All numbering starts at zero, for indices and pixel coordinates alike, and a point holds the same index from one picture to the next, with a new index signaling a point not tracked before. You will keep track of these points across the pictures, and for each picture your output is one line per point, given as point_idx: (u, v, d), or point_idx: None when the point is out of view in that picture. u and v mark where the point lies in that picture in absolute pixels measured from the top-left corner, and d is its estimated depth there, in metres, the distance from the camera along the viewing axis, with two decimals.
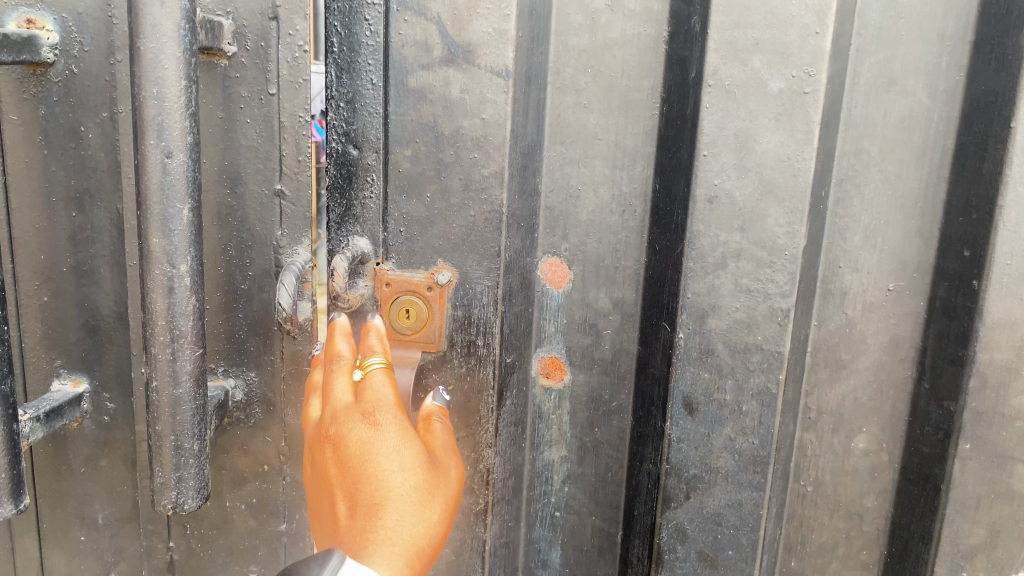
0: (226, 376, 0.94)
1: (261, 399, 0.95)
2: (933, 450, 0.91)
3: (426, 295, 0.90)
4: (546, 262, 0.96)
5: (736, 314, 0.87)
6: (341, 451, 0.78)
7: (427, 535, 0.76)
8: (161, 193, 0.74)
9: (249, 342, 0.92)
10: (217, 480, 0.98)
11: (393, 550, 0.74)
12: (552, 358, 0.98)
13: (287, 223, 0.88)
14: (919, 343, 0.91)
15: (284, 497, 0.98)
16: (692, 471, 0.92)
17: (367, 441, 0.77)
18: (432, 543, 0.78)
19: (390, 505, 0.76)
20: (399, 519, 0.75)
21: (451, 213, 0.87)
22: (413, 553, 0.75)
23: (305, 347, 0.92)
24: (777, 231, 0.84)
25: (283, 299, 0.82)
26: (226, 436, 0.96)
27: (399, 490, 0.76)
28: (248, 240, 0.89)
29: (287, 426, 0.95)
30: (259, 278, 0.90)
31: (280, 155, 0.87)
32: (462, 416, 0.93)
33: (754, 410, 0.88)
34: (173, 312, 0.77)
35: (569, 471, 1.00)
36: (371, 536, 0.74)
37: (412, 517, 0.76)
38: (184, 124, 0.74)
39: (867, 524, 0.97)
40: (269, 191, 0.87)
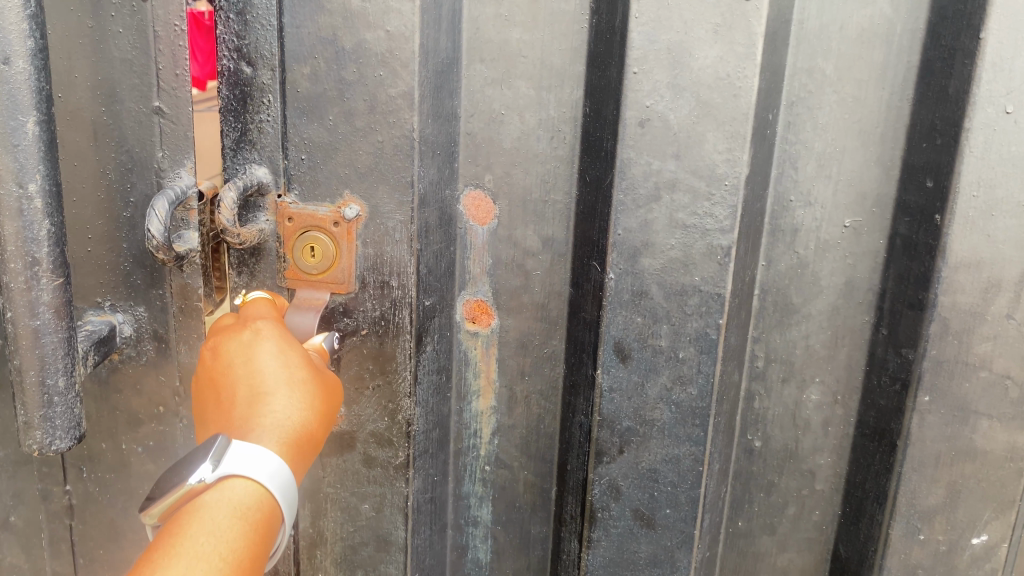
0: (114, 311, 0.84)
1: (154, 336, 0.85)
2: (889, 402, 0.83)
3: (331, 231, 0.82)
4: (468, 195, 0.86)
5: (671, 252, 0.79)
6: (223, 355, 0.77)
7: (310, 416, 0.74)
8: (2, 104, 0.63)
9: (137, 275, 0.83)
10: (111, 420, 0.88)
11: (277, 428, 0.71)
12: (477, 302, 0.89)
13: (167, 144, 0.80)
14: (877, 286, 0.82)
15: (184, 440, 0.88)
16: (625, 424, 0.85)
17: (245, 338, 0.76)
18: (317, 429, 0.75)
19: (273, 392, 0.74)
20: (282, 403, 0.73)
21: (358, 138, 0.79)
22: (296, 433, 0.72)
23: (196, 280, 0.83)
24: (716, 158, 0.76)
25: (152, 227, 0.73)
26: (117, 375, 0.86)
27: (276, 376, 0.74)
28: (129, 162, 0.80)
29: (184, 364, 0.86)
30: (143, 204, 0.81)
31: (157, 68, 0.78)
32: (377, 364, 0.86)
33: (691, 356, 0.81)
34: (26, 237, 0.67)
35: (499, 423, 0.92)
36: (253, 421, 0.72)
37: (295, 400, 0.74)
38: (24, 26, 0.63)
39: (819, 482, 0.90)
40: (147, 108, 0.79)
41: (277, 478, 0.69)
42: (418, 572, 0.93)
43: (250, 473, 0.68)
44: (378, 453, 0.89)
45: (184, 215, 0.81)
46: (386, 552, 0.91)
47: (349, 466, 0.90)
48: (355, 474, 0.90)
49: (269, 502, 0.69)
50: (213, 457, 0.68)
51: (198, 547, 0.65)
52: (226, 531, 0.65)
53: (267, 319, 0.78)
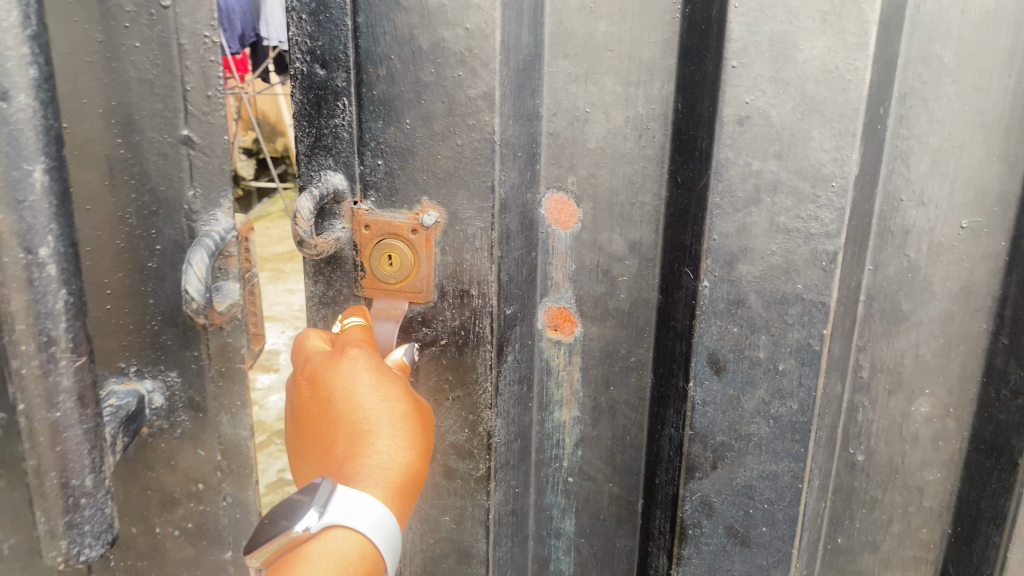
0: (140, 378, 0.74)
1: (187, 405, 0.76)
2: (1010, 418, 0.76)
3: (410, 239, 0.79)
4: (550, 198, 0.82)
5: (772, 258, 0.74)
6: (323, 386, 0.75)
7: (415, 457, 0.73)
8: (4, 150, 0.55)
9: (166, 335, 0.73)
10: (143, 502, 0.78)
11: (384, 472, 0.70)
12: (560, 309, 0.85)
13: (200, 179, 0.71)
14: (997, 292, 0.76)
15: (227, 522, 0.79)
16: (719, 439, 0.80)
17: (344, 370, 0.74)
18: (420, 469, 0.73)
19: (377, 431, 0.72)
20: (387, 446, 0.72)
21: (436, 142, 0.75)
22: (402, 478, 0.71)
23: (237, 339, 0.75)
24: (822, 158, 0.70)
25: (190, 290, 0.65)
26: (149, 449, 0.76)
27: (380, 414, 0.73)
28: (151, 202, 0.70)
29: (226, 438, 0.77)
30: (171, 250, 0.71)
31: (184, 89, 0.68)
32: (456, 374, 0.83)
33: (792, 369, 0.76)
34: (39, 311, 0.58)
35: (583, 434, 0.89)
36: (355, 462, 0.70)
37: (399, 441, 0.72)
38: (24, 50, 0.55)
39: (927, 499, 0.84)
40: (173, 137, 0.69)
41: (383, 529, 0.66)
42: None
43: (355, 525, 0.65)
44: (458, 465, 0.86)
45: (224, 264, 0.72)
46: (467, 565, 0.89)
47: (429, 477, 0.87)
48: (434, 486, 0.88)
49: (374, 554, 0.66)
50: (318, 504, 0.65)
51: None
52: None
53: (366, 349, 0.76)
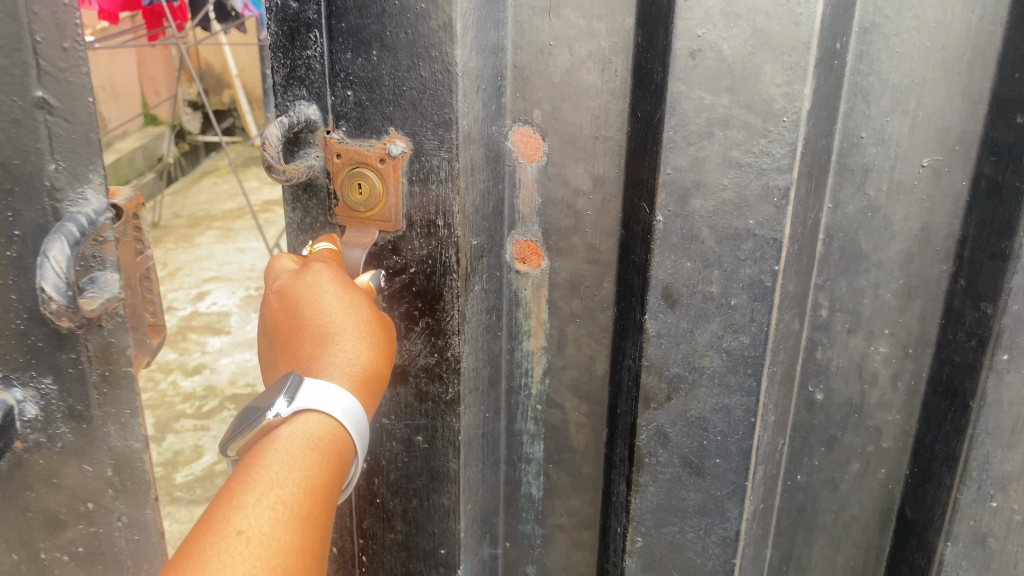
0: (12, 388, 0.75)
1: (66, 414, 0.76)
2: (964, 359, 0.76)
3: (378, 168, 0.82)
4: (517, 132, 0.84)
5: (724, 193, 0.75)
6: (292, 296, 0.80)
7: (376, 356, 0.78)
8: None
9: (37, 337, 0.73)
10: (25, 522, 0.81)
11: (347, 369, 0.76)
12: (527, 243, 0.87)
13: (62, 153, 0.69)
14: (957, 233, 0.75)
15: (124, 543, 0.81)
16: (674, 371, 0.82)
17: (309, 281, 0.80)
18: (382, 367, 0.79)
19: (340, 333, 0.78)
20: (350, 346, 0.77)
21: (401, 73, 0.78)
22: (365, 374, 0.77)
23: (119, 339, 0.75)
24: (773, 92, 0.70)
25: (47, 287, 0.65)
26: (24, 466, 0.78)
27: (342, 318, 0.78)
28: (11, 182, 0.69)
29: (114, 451, 0.78)
30: (34, 239, 0.70)
31: (34, 44, 0.66)
32: (425, 301, 0.86)
33: (744, 304, 0.78)
34: None
35: (551, 364, 0.92)
36: (321, 361, 0.77)
37: (361, 341, 0.78)
38: None
39: (886, 440, 0.84)
40: (28, 101, 0.67)
41: (349, 414, 0.74)
42: (471, 504, 0.95)
43: (321, 409, 0.73)
44: (429, 388, 0.90)
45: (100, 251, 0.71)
46: (439, 484, 0.94)
47: (403, 398, 0.92)
48: (408, 407, 0.92)
49: (341, 435, 0.74)
50: (287, 394, 0.74)
51: (274, 474, 0.70)
52: (301, 459, 0.70)
53: (330, 263, 0.81)
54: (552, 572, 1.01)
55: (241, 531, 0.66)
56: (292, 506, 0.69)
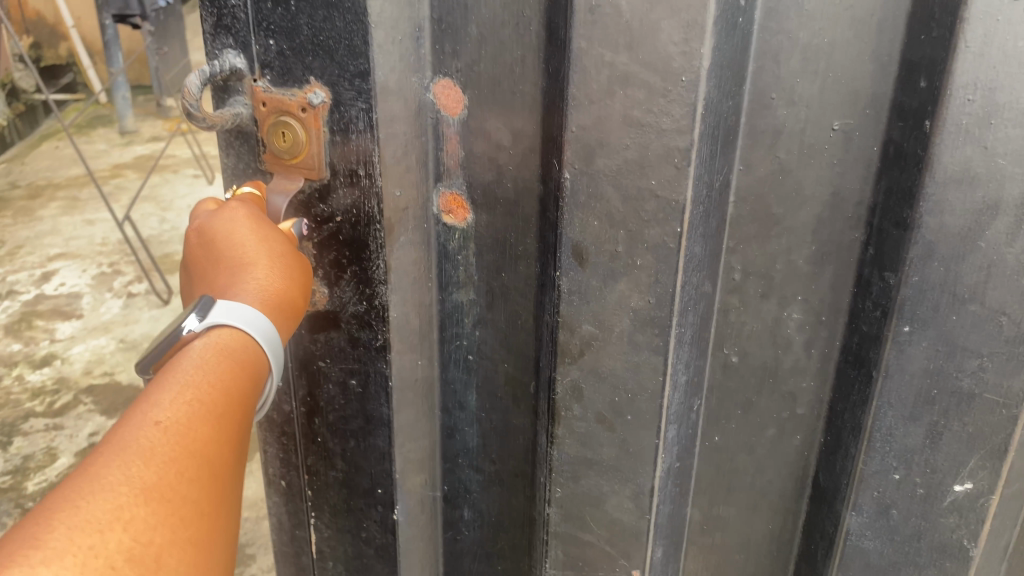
0: None
1: None
2: (871, 329, 0.75)
3: (300, 117, 0.83)
4: (438, 84, 0.84)
5: (627, 152, 0.74)
6: (208, 231, 0.84)
7: (289, 279, 0.82)
8: None
9: None
10: None
11: (258, 290, 0.80)
12: (453, 195, 0.88)
13: None
14: (868, 200, 0.73)
15: None
16: (585, 327, 0.83)
17: (224, 215, 0.84)
18: (296, 290, 0.83)
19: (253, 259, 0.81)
20: (263, 270, 0.81)
21: (319, 23, 0.79)
22: (277, 295, 0.81)
23: None
24: (671, 50, 0.69)
25: None
26: None
27: (254, 244, 0.82)
28: None
29: None
30: None
31: None
32: (352, 249, 0.88)
33: (649, 264, 0.77)
34: None
35: (480, 315, 0.93)
36: (235, 285, 0.81)
37: (274, 266, 0.81)
38: None
39: (801, 406, 0.84)
40: None
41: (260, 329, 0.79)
42: (405, 445, 0.98)
43: (231, 323, 0.78)
44: (360, 334, 0.92)
45: None
46: (373, 427, 0.97)
47: (336, 344, 0.95)
48: (341, 352, 0.95)
49: (252, 347, 0.79)
50: (200, 312, 0.78)
51: (186, 376, 0.75)
52: (211, 364, 0.75)
53: (244, 202, 0.85)
54: (486, 516, 1.03)
55: (157, 422, 0.71)
56: (207, 405, 0.74)
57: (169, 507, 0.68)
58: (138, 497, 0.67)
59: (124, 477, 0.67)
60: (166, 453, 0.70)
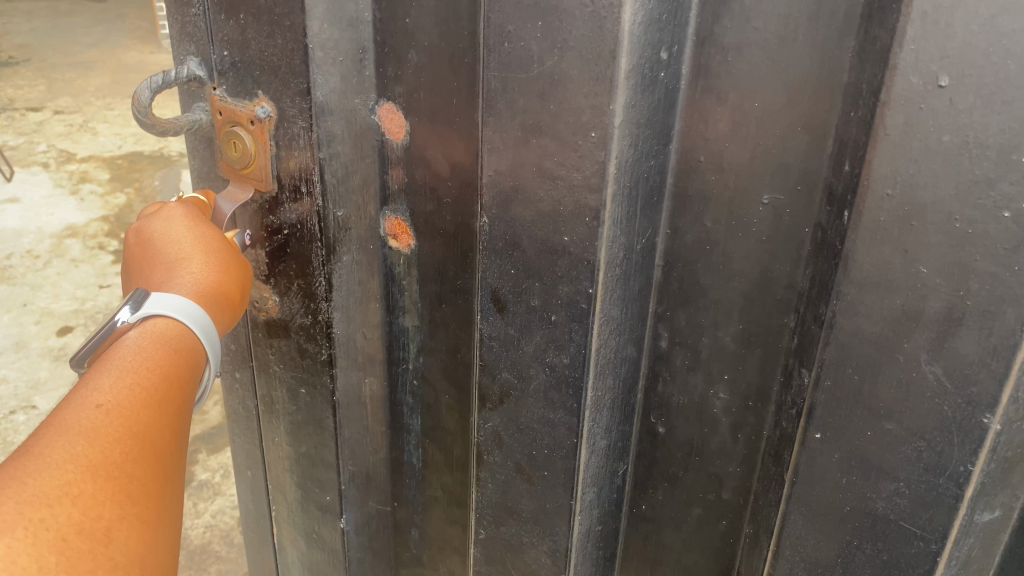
0: None
1: None
2: (789, 427, 0.67)
3: (250, 128, 0.83)
4: (382, 109, 0.81)
5: (541, 205, 0.69)
6: (147, 232, 0.84)
7: (226, 275, 0.81)
8: None
9: None
10: None
11: (193, 284, 0.78)
12: (397, 220, 0.86)
13: None
14: (797, 286, 0.64)
15: None
16: (504, 374, 0.78)
17: (161, 216, 0.84)
18: (233, 286, 0.82)
19: (189, 255, 0.80)
20: (199, 266, 0.79)
21: (263, 39, 0.78)
22: (211, 289, 0.79)
23: None
24: (581, 104, 0.63)
25: None
26: None
27: (189, 241, 0.81)
28: None
29: None
30: None
31: None
32: (299, 264, 0.88)
33: (562, 322, 0.72)
34: None
35: (423, 343, 0.90)
36: (170, 280, 0.79)
37: (210, 262, 0.80)
38: None
39: (726, 492, 0.76)
40: None
41: (196, 319, 0.77)
42: (350, 461, 0.97)
43: (165, 312, 0.76)
44: (308, 346, 0.92)
45: None
46: (321, 437, 0.96)
47: (288, 351, 0.95)
48: (292, 360, 0.95)
49: (189, 338, 0.76)
50: (132, 304, 0.76)
51: (126, 360, 0.71)
52: (150, 349, 0.72)
53: (184, 203, 0.85)
54: (431, 539, 1.02)
55: (98, 405, 0.67)
56: (148, 388, 0.71)
57: (118, 485, 0.65)
58: (86, 474, 0.63)
59: (67, 455, 0.63)
60: (110, 433, 0.66)
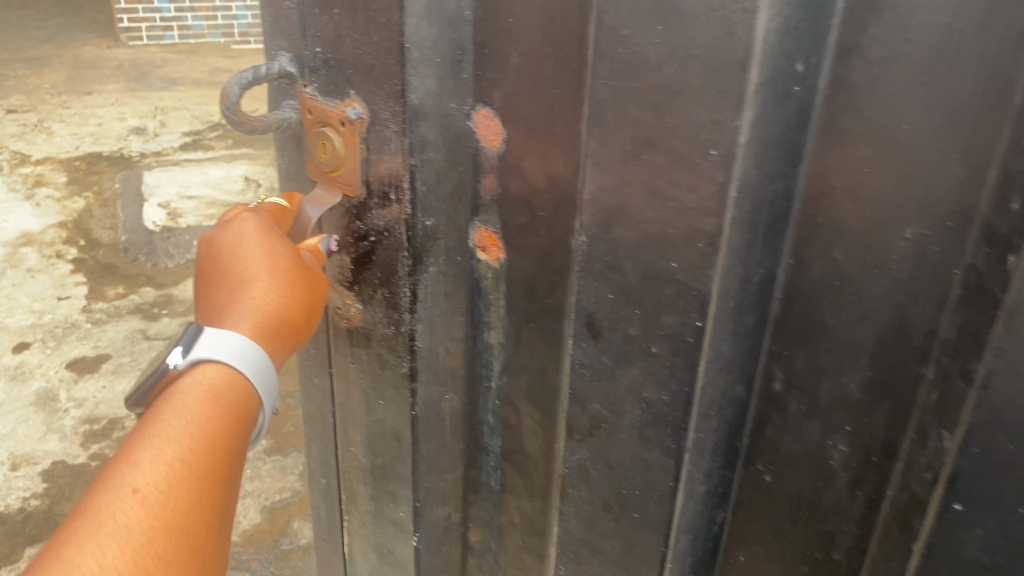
0: None
1: None
2: (920, 490, 0.60)
3: (340, 130, 0.79)
4: (479, 113, 0.76)
5: (647, 227, 0.62)
6: (217, 242, 0.80)
7: (294, 301, 0.77)
8: None
9: None
10: None
11: (257, 313, 0.75)
12: (487, 232, 0.81)
13: None
14: (942, 334, 0.56)
15: None
16: (596, 407, 0.72)
17: (235, 227, 0.79)
18: (300, 312, 0.78)
19: (257, 278, 0.76)
20: (265, 292, 0.76)
21: (358, 35, 0.74)
22: (276, 317, 0.76)
23: None
24: (702, 118, 0.56)
25: None
26: None
27: (258, 261, 0.77)
28: None
29: None
30: None
31: None
32: (384, 272, 0.83)
33: (664, 356, 0.65)
34: None
35: (507, 362, 0.85)
36: (234, 304, 0.76)
37: (277, 287, 0.76)
38: None
39: (838, 553, 0.68)
40: None
41: (252, 364, 0.72)
42: (427, 478, 0.93)
43: (219, 357, 0.71)
44: (387, 356, 0.88)
45: None
46: (398, 452, 0.92)
47: (368, 361, 0.91)
48: (371, 371, 0.91)
49: (244, 384, 0.72)
50: (186, 346, 0.71)
51: (169, 432, 0.66)
52: (197, 413, 0.67)
53: (258, 213, 0.80)
54: (505, 567, 0.97)
55: (135, 490, 0.62)
56: (191, 465, 0.65)
57: None
58: None
59: (96, 563, 0.57)
60: (145, 530, 0.60)
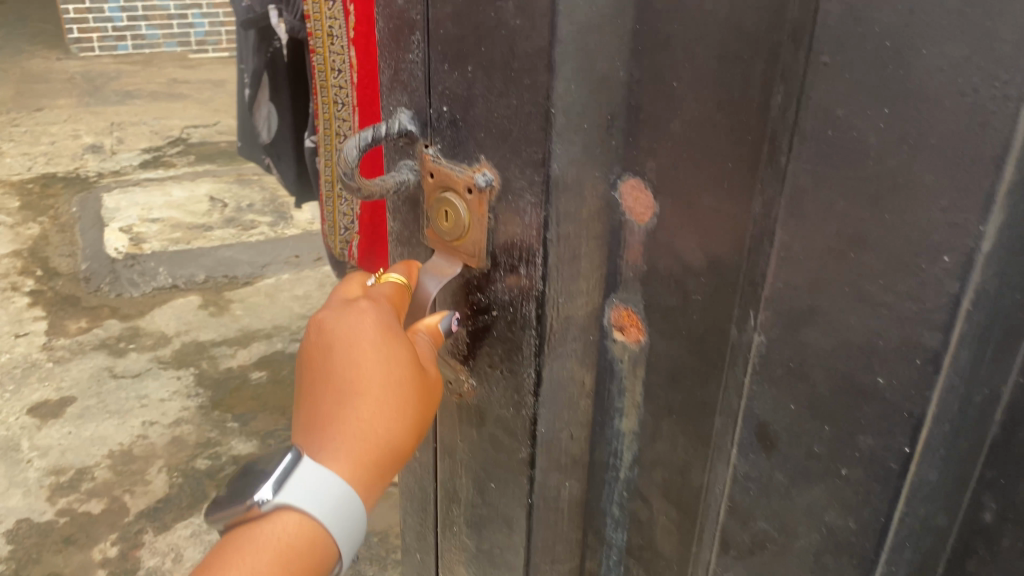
0: None
1: None
2: None
3: (466, 197, 0.71)
4: (626, 184, 0.68)
5: (846, 335, 0.53)
6: (330, 333, 0.73)
7: (399, 433, 0.70)
8: None
9: None
10: None
11: (359, 443, 0.69)
12: (626, 312, 0.72)
13: None
14: None
15: None
16: (761, 523, 0.64)
17: (352, 323, 0.72)
18: (404, 445, 0.71)
19: (366, 398, 0.70)
20: (371, 418, 0.69)
21: (494, 97, 0.66)
22: (379, 452, 0.69)
23: None
24: (934, 218, 0.47)
25: None
26: None
27: (372, 377, 0.70)
28: None
29: None
30: None
31: None
32: (506, 350, 0.75)
33: (857, 480, 0.56)
34: None
35: (641, 452, 0.77)
36: (338, 423, 0.69)
37: (385, 415, 0.70)
38: None
39: None
40: None
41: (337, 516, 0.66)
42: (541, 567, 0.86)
43: (306, 505, 0.65)
44: (504, 438, 0.80)
45: None
46: (510, 539, 0.85)
47: (482, 440, 0.84)
48: (485, 451, 0.83)
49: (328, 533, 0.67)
50: (276, 482, 0.65)
51: None
52: None
53: (377, 308, 0.73)
54: None
55: None
56: None
57: None
58: None
59: None
60: None
